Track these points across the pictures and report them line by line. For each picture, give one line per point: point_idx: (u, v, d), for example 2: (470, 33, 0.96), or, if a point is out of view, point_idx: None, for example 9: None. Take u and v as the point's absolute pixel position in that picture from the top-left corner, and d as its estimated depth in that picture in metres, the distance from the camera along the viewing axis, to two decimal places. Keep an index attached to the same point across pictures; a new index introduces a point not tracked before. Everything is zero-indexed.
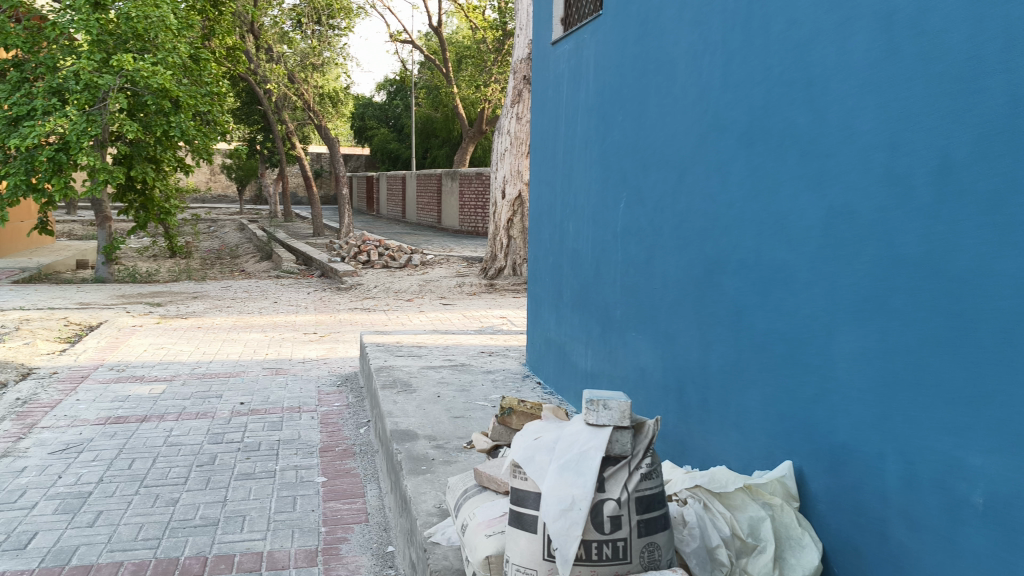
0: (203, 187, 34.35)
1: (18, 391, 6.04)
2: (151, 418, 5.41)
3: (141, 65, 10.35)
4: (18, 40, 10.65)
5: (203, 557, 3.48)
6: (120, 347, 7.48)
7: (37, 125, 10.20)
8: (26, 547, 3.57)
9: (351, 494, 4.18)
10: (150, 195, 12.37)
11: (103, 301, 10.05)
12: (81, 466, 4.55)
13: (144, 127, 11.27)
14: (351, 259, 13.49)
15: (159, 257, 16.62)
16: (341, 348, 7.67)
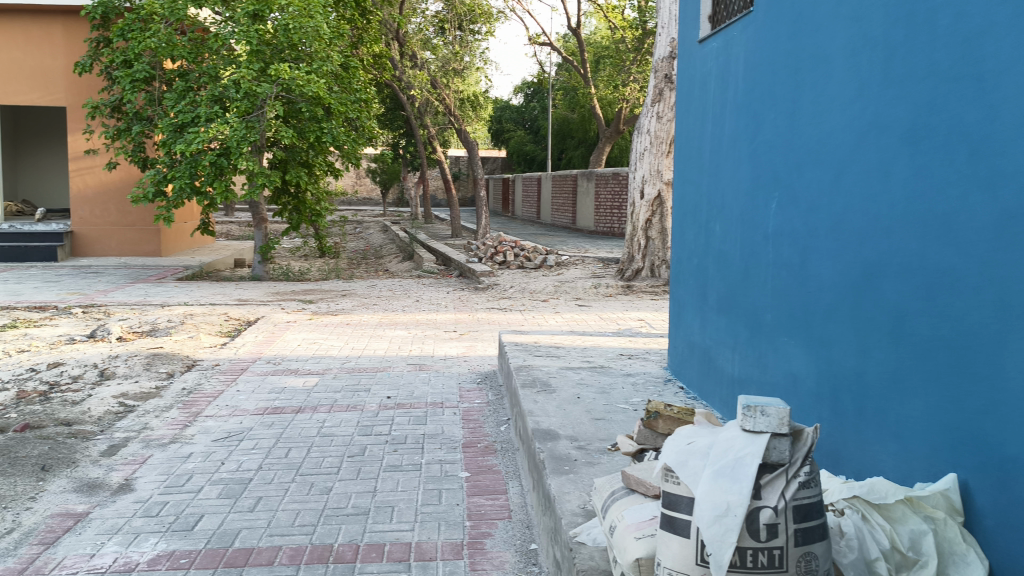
0: (349, 190, 35.77)
1: (184, 381, 6.46)
2: (305, 409, 5.68)
3: (295, 73, 10.85)
4: (184, 51, 11.40)
5: (356, 545, 3.62)
6: (276, 341, 7.88)
7: (201, 132, 10.88)
8: (194, 529, 3.82)
9: (494, 490, 4.25)
10: (302, 198, 12.91)
11: (259, 298, 10.60)
12: (242, 453, 4.82)
13: (297, 133, 11.81)
14: (488, 260, 13.70)
15: (308, 257, 17.38)
16: (481, 346, 7.81)
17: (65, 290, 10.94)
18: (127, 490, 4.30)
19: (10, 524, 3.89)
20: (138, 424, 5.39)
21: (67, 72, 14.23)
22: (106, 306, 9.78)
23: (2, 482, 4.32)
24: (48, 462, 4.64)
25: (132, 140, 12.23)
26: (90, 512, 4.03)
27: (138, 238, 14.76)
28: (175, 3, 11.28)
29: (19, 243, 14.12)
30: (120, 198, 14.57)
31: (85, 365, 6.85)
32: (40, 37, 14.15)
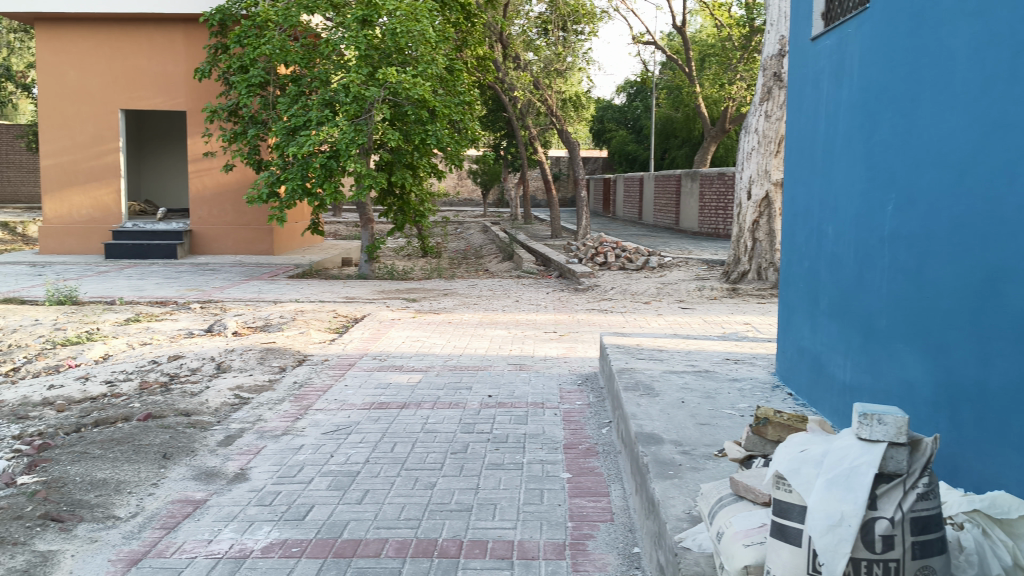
0: (451, 191, 36.28)
1: (295, 375, 6.69)
2: (409, 405, 5.80)
3: (402, 77, 11.07)
4: (297, 57, 11.81)
5: (459, 541, 3.68)
6: (381, 338, 8.07)
7: (313, 135, 11.24)
8: (305, 518, 3.95)
9: (596, 493, 4.24)
10: (407, 199, 13.15)
11: (365, 296, 10.87)
12: (350, 447, 4.95)
13: (403, 135, 12.04)
14: (589, 260, 13.66)
15: (411, 257, 17.70)
16: (581, 347, 7.81)
17: (184, 286, 11.47)
18: (242, 479, 4.48)
19: (135, 508, 4.11)
20: (252, 416, 5.61)
21: (187, 78, 14.92)
22: (222, 302, 10.20)
23: (128, 468, 4.57)
24: (170, 450, 4.88)
25: (248, 143, 12.72)
26: (208, 499, 4.22)
27: (252, 237, 15.31)
28: (289, 10, 11.67)
29: (143, 241, 14.87)
30: (236, 199, 15.19)
31: (203, 358, 7.17)
32: (163, 44, 14.88)
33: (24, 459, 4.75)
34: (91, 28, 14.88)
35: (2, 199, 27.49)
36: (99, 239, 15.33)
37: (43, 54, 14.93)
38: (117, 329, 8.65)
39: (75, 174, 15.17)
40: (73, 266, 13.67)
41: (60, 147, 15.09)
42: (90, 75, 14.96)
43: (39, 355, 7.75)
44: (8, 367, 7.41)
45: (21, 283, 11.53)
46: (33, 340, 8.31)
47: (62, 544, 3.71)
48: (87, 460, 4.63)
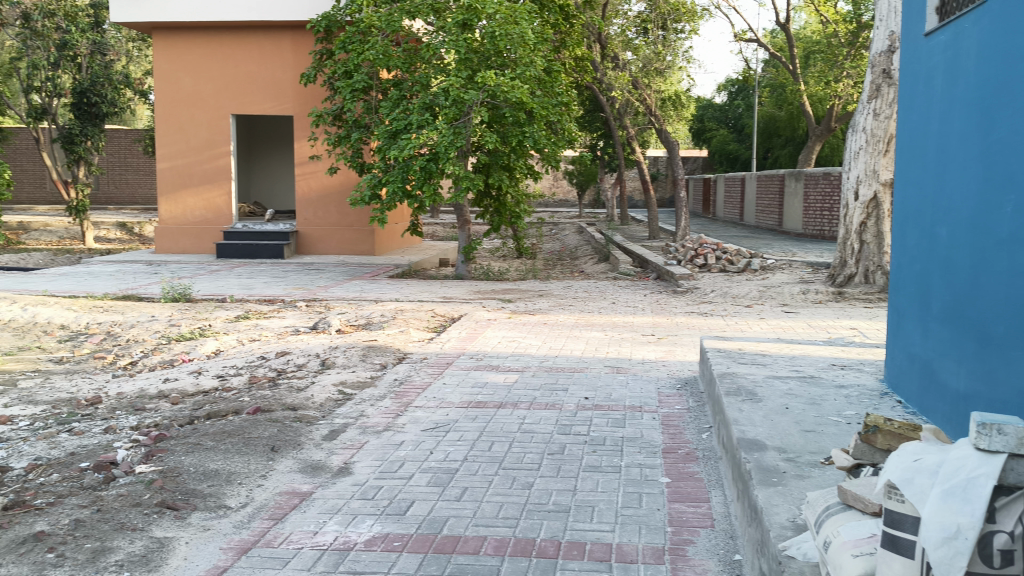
0: (548, 193, 36.35)
1: (395, 373, 6.83)
2: (506, 405, 5.84)
3: (501, 80, 11.11)
4: (399, 62, 12.03)
5: (557, 541, 3.70)
6: (478, 338, 8.15)
7: (413, 138, 11.46)
8: (406, 513, 4.04)
9: (696, 498, 4.19)
10: (503, 201, 13.22)
11: (462, 296, 10.98)
12: (449, 444, 5.03)
13: (500, 137, 12.09)
14: (688, 262, 13.48)
15: (508, 257, 17.82)
16: (680, 351, 7.71)
17: (290, 285, 11.84)
18: (345, 473, 4.61)
19: (245, 499, 4.28)
20: (355, 412, 5.76)
21: (295, 83, 15.39)
22: (326, 301, 10.49)
23: (238, 459, 4.76)
24: (277, 443, 5.06)
25: (351, 146, 13.01)
26: (313, 492, 4.35)
27: (354, 238, 15.67)
28: (392, 16, 11.92)
29: (251, 242, 15.43)
30: (340, 201, 15.60)
31: (308, 354, 7.39)
32: (271, 51, 15.39)
33: (143, 448, 5.00)
34: (206, 36, 15.53)
35: (122, 201, 28.94)
36: (211, 240, 15.96)
37: (161, 62, 15.66)
38: (227, 325, 9.01)
39: (189, 177, 15.84)
40: (187, 265, 14.30)
41: (175, 151, 15.80)
42: (204, 81, 15.61)
43: (155, 350, 8.15)
44: (127, 361, 7.82)
45: (139, 281, 12.13)
46: (150, 335, 8.74)
47: (177, 532, 3.89)
48: (200, 451, 4.84)
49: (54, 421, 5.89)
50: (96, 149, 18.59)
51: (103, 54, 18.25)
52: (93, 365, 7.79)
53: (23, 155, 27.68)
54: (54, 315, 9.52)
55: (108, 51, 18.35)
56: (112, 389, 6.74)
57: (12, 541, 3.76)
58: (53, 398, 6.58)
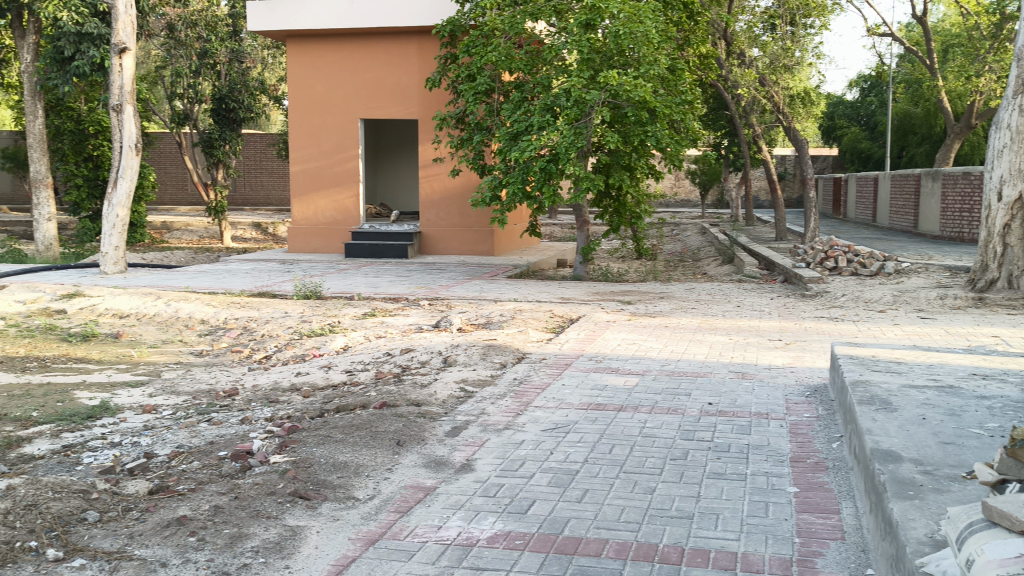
0: (670, 193, 35.87)
1: (515, 372, 6.88)
2: (626, 408, 5.80)
3: (623, 79, 11.03)
4: (521, 64, 12.10)
5: (680, 547, 3.66)
6: (598, 340, 8.12)
7: (534, 140, 11.50)
8: (528, 513, 4.07)
9: (825, 509, 4.05)
10: (623, 201, 13.09)
11: (581, 298, 10.95)
12: (569, 445, 5.04)
13: (622, 137, 11.99)
14: (817, 265, 13.04)
15: (628, 259, 17.69)
16: (808, 357, 7.47)
17: (414, 284, 12.11)
18: (468, 469, 4.69)
19: (372, 491, 4.41)
20: (476, 409, 5.84)
21: (420, 88, 15.73)
22: (448, 299, 10.69)
23: (366, 452, 4.91)
24: (403, 438, 5.18)
25: (473, 149, 13.17)
26: (437, 487, 4.44)
27: (475, 239, 15.89)
28: (515, 18, 12.01)
29: (377, 242, 15.87)
30: (461, 202, 15.84)
31: (431, 352, 7.53)
32: (399, 56, 15.78)
33: (276, 439, 5.23)
34: (337, 42, 16.07)
35: (257, 202, 30.28)
36: (339, 240, 16.50)
37: (296, 68, 16.31)
38: (354, 322, 9.29)
39: (319, 179, 16.43)
40: (317, 264, 14.84)
41: (308, 154, 16.42)
42: (335, 87, 16.16)
43: (287, 344, 8.50)
44: (261, 355, 8.18)
45: (273, 279, 12.67)
46: (283, 330, 9.12)
47: (309, 521, 4.05)
48: (331, 443, 5.02)
49: (195, 410, 6.23)
50: (234, 153, 19.54)
51: (240, 61, 19.02)
52: (230, 359, 8.19)
53: (169, 159, 29.36)
54: (195, 310, 10.06)
55: (245, 59, 19.13)
56: (248, 381, 7.08)
57: (158, 524, 4.01)
58: (194, 389, 6.96)
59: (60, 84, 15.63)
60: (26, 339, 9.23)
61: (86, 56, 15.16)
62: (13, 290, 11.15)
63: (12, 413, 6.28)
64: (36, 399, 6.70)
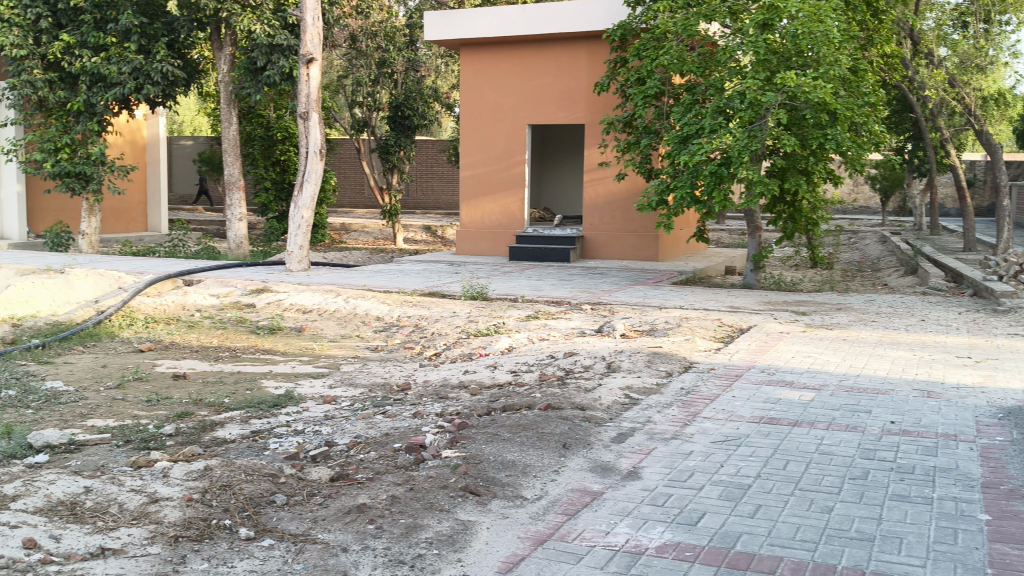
0: (847, 200, 34.25)
1: (682, 381, 6.76)
2: (802, 423, 5.59)
3: (802, 80, 10.62)
4: (693, 66, 11.89)
5: (861, 571, 3.48)
6: (770, 351, 7.86)
7: (706, 143, 11.25)
8: (697, 525, 3.99)
9: (1022, 541, 3.75)
10: (798, 207, 12.61)
11: (751, 307, 10.63)
12: (740, 459, 4.90)
13: (799, 140, 11.54)
14: (1011, 278, 12.09)
15: (800, 267, 17.03)
16: (1002, 376, 6.94)
17: (578, 288, 12.14)
18: (635, 477, 4.64)
19: (540, 492, 4.45)
20: (642, 417, 5.78)
21: (589, 92, 15.75)
22: (612, 304, 10.66)
23: (533, 453, 4.95)
24: (569, 441, 5.20)
25: (641, 153, 13.09)
26: (604, 492, 4.42)
27: (639, 244, 15.75)
28: (688, 20, 11.84)
29: (541, 245, 16.01)
30: (627, 207, 15.76)
31: (595, 356, 7.51)
32: (569, 62, 15.87)
33: (448, 434, 5.37)
34: (508, 49, 16.37)
35: (427, 206, 31.25)
36: (505, 243, 16.74)
37: (468, 76, 16.77)
38: (520, 323, 9.43)
39: (487, 184, 16.79)
40: (483, 266, 15.15)
41: (478, 160, 16.84)
42: (505, 93, 16.48)
43: (455, 343, 8.74)
44: (431, 352, 8.44)
45: (442, 279, 13.07)
46: (452, 329, 9.38)
47: (479, 516, 4.13)
48: (499, 441, 5.11)
49: (370, 402, 6.51)
50: (408, 159, 20.25)
51: (416, 70, 19.77)
52: (403, 355, 8.50)
53: (348, 164, 30.86)
54: (370, 308, 10.51)
55: (420, 68, 19.83)
56: (419, 377, 7.33)
57: (340, 510, 4.21)
58: (369, 382, 7.28)
59: (252, 92, 16.73)
60: (219, 330, 9.95)
61: (276, 66, 16.14)
62: (209, 285, 12.04)
63: (207, 399, 6.77)
64: (228, 386, 7.20)
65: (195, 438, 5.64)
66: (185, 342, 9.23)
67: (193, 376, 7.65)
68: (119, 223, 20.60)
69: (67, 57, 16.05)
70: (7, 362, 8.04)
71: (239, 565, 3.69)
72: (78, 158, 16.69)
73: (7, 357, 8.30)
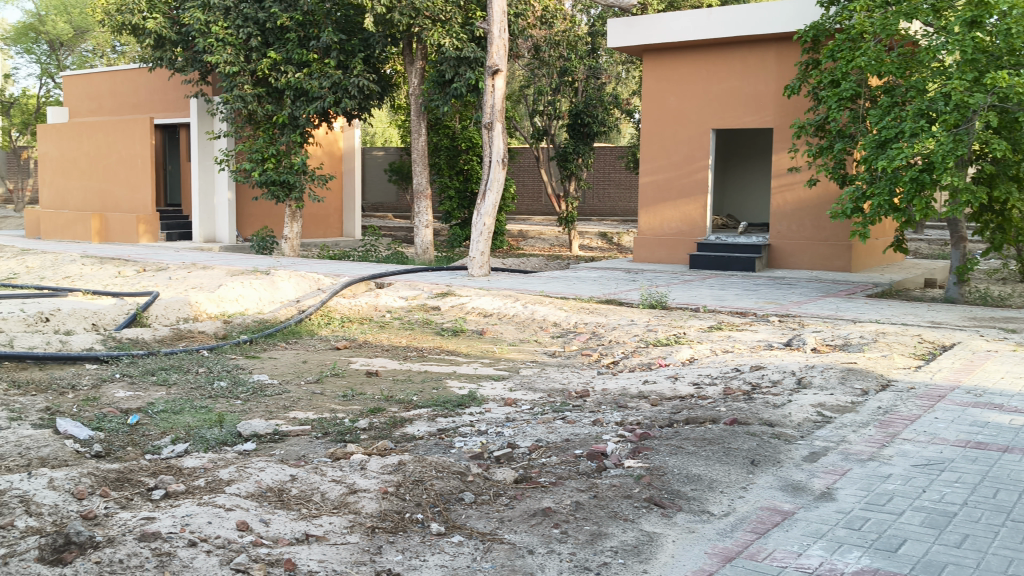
0: None
1: (879, 400, 6.40)
2: (1013, 450, 5.17)
3: (1015, 80, 9.86)
4: (893, 66, 11.26)
5: None
6: (976, 371, 7.32)
7: (906, 148, 10.61)
8: (897, 551, 3.79)
9: None
10: (1008, 216, 11.67)
11: (954, 322, 9.95)
12: (944, 485, 4.60)
13: (1010, 144, 10.71)
14: None
15: (1009, 281, 15.75)
16: None
17: (763, 299, 11.78)
18: (829, 498, 4.45)
19: (727, 508, 4.34)
20: (836, 436, 5.53)
21: (777, 96, 15.27)
22: (800, 317, 10.26)
23: (720, 468, 4.85)
24: (758, 457, 5.05)
25: (834, 158, 12.54)
26: (797, 512, 4.27)
27: (830, 253, 15.09)
28: (887, 19, 11.27)
29: (724, 254, 15.62)
30: (816, 214, 15.15)
31: (784, 371, 7.25)
32: (756, 65, 15.46)
33: (630, 444, 5.35)
34: (693, 53, 16.14)
35: (604, 213, 31.27)
36: (685, 251, 16.49)
37: (652, 82, 16.67)
38: (701, 334, 9.25)
39: (668, 190, 16.61)
40: (663, 274, 14.99)
41: (659, 166, 16.69)
42: (688, 98, 16.25)
43: (634, 352, 8.70)
44: (610, 360, 8.45)
45: (620, 286, 13.06)
46: (630, 338, 9.35)
47: (665, 529, 4.09)
48: (684, 454, 5.04)
49: (550, 407, 6.59)
50: (587, 166, 20.34)
51: (597, 78, 19.80)
52: (581, 361, 8.55)
53: (527, 172, 31.40)
54: (549, 314, 10.63)
55: (602, 75, 19.84)
56: (598, 385, 7.34)
57: (526, 512, 4.30)
58: (549, 387, 7.36)
59: (440, 104, 17.35)
60: (407, 331, 10.38)
61: (463, 78, 16.67)
62: (399, 288, 12.61)
63: (398, 396, 7.09)
64: (415, 385, 7.50)
65: (386, 433, 5.91)
66: (376, 342, 9.70)
67: (384, 373, 8.03)
68: (317, 229, 21.93)
69: (273, 73, 17.22)
70: (220, 356, 8.74)
71: (431, 559, 3.84)
72: (282, 168, 17.85)
73: (220, 351, 9.02)
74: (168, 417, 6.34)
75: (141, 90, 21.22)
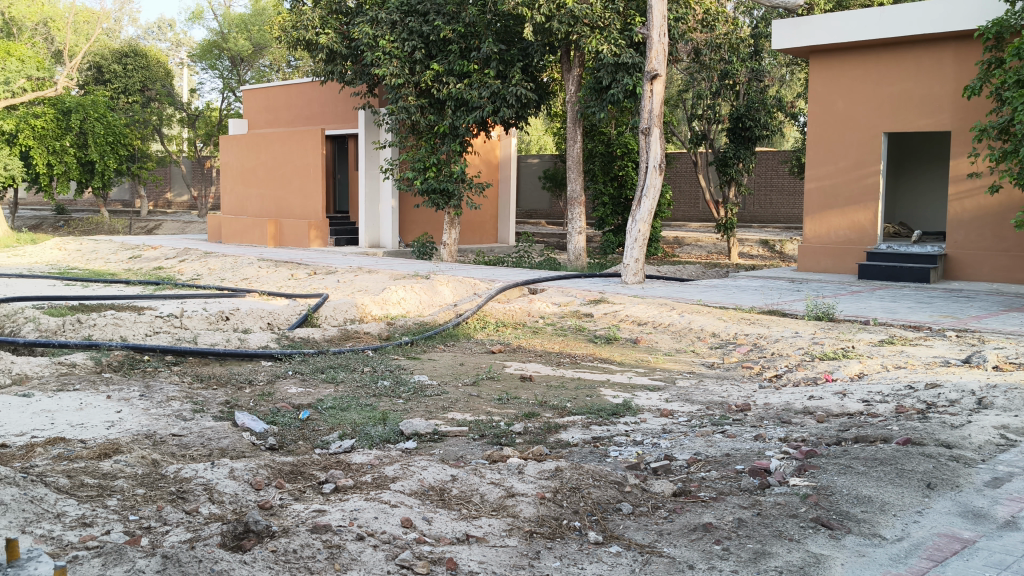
0: None
1: None
2: None
3: None
4: None
5: None
6: None
7: None
8: None
9: None
10: None
11: None
12: None
13: None
14: None
15: None
16: None
17: (938, 312, 11.09)
18: (1014, 528, 4.13)
19: (901, 533, 4.11)
20: (1022, 462, 5.12)
21: (956, 96, 14.37)
22: (981, 332, 9.58)
23: (893, 490, 4.59)
24: (934, 480, 4.76)
25: (1019, 163, 11.64)
26: (978, 541, 3.99)
27: (1013, 264, 14.05)
28: None
29: (894, 263, 14.80)
30: (998, 222, 14.15)
31: (962, 390, 6.77)
32: (932, 64, 14.61)
33: (794, 461, 5.16)
34: (862, 54, 15.42)
35: (765, 220, 30.37)
36: (853, 260, 15.73)
37: (817, 84, 16.06)
38: (870, 348, 8.81)
39: (835, 197, 15.93)
40: (828, 284, 14.38)
41: (825, 172, 16.04)
42: (857, 101, 15.53)
43: (798, 365, 8.39)
44: (772, 373, 8.18)
45: (783, 297, 12.62)
46: (794, 351, 9.01)
47: (833, 551, 3.92)
48: (853, 474, 4.81)
49: (709, 420, 6.45)
50: (748, 171, 19.81)
51: (760, 80, 19.23)
52: (741, 373, 8.33)
53: (684, 178, 30.92)
54: (706, 323, 10.40)
55: (764, 77, 19.28)
56: (759, 399, 7.12)
57: (685, 526, 4.23)
58: (707, 399, 7.20)
59: (596, 111, 17.38)
60: (560, 337, 10.43)
61: (621, 84, 16.53)
62: (552, 294, 12.70)
63: (552, 401, 7.13)
64: (569, 391, 7.53)
65: (541, 438, 5.96)
66: (530, 347, 9.82)
67: (537, 378, 8.10)
68: (474, 235, 22.44)
69: (436, 84, 17.76)
70: (383, 356, 9.10)
71: (589, 568, 3.84)
72: (442, 176, 18.44)
73: (383, 351, 9.38)
74: (336, 414, 6.64)
75: (313, 102, 22.34)
